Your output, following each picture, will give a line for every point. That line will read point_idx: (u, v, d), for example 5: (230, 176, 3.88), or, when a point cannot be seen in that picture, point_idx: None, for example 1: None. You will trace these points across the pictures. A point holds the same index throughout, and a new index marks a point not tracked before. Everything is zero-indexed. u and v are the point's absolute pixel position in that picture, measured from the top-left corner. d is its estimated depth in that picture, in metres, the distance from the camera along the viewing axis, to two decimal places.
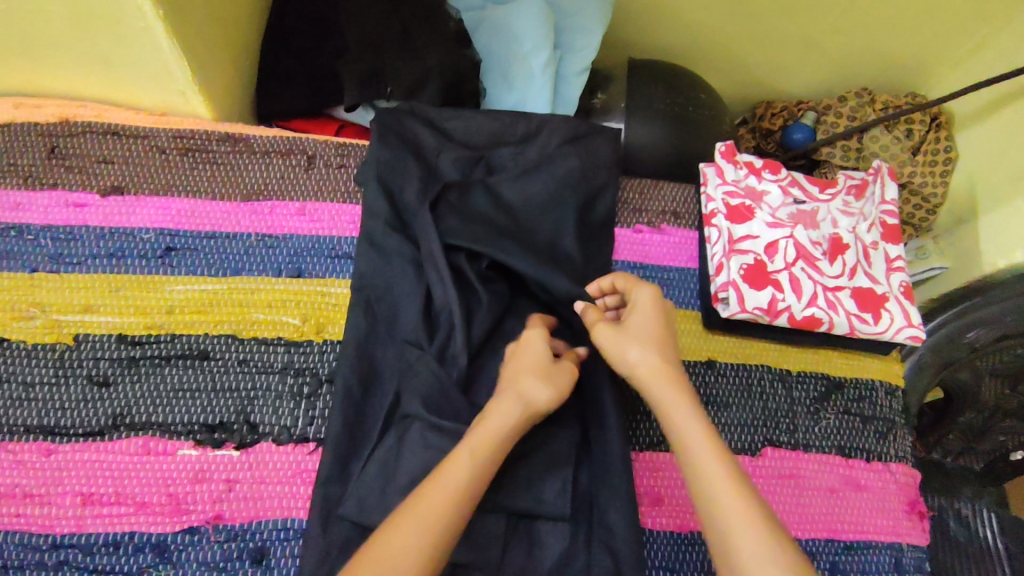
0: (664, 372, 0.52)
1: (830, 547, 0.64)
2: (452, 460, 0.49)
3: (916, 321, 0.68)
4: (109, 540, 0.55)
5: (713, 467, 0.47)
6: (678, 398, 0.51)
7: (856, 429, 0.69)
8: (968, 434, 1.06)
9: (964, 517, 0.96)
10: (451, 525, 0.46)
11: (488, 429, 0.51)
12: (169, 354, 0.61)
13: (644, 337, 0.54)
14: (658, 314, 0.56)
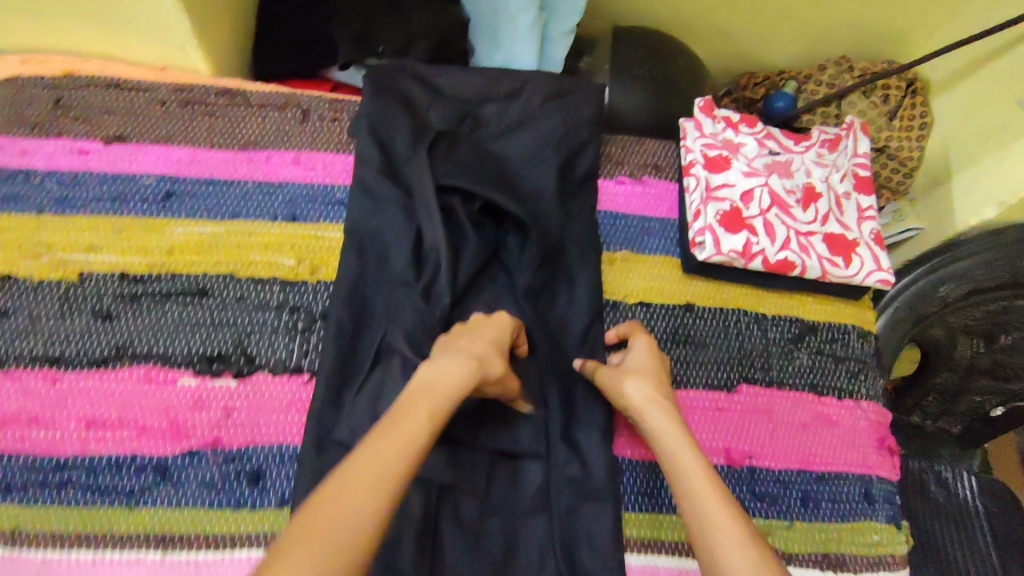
0: (658, 402, 0.56)
1: (802, 478, 0.66)
2: (410, 405, 0.48)
3: (885, 265, 0.71)
4: (112, 460, 0.57)
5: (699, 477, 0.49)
6: (669, 423, 0.54)
7: (829, 369, 0.72)
8: (946, 396, 1.09)
9: (945, 478, 0.99)
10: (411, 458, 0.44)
11: (442, 382, 0.50)
12: (170, 291, 0.63)
13: (640, 372, 0.59)
14: (654, 356, 0.61)
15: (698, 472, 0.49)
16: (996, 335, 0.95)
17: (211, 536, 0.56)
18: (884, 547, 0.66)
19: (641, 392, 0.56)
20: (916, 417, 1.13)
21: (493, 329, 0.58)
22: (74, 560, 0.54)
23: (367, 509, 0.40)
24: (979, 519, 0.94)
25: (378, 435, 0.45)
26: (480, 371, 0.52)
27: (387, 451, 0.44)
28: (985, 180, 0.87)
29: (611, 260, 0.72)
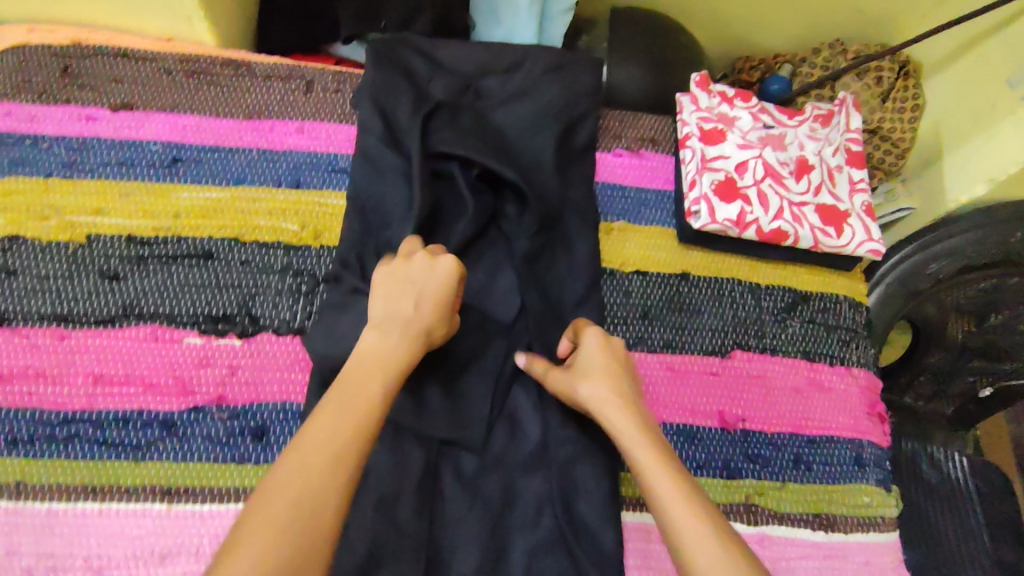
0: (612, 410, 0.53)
1: (794, 440, 0.68)
2: (345, 392, 0.48)
3: (876, 235, 0.73)
4: (119, 415, 0.58)
5: (658, 484, 0.47)
6: (624, 427, 0.52)
7: (821, 337, 0.73)
8: (938, 376, 1.10)
9: (935, 459, 1.01)
10: (351, 439, 0.45)
11: (375, 363, 0.50)
12: (175, 253, 0.64)
13: (590, 371, 0.56)
14: (608, 351, 0.57)
15: (656, 478, 0.48)
16: (988, 314, 0.98)
17: (216, 490, 0.57)
18: (876, 510, 0.67)
19: (593, 401, 0.54)
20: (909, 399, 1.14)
21: (417, 275, 0.56)
22: (80, 512, 0.55)
23: (312, 505, 0.41)
24: (970, 497, 0.98)
25: (314, 428, 0.45)
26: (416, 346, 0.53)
27: (324, 443, 0.44)
28: (976, 157, 0.88)
29: (609, 229, 0.73)
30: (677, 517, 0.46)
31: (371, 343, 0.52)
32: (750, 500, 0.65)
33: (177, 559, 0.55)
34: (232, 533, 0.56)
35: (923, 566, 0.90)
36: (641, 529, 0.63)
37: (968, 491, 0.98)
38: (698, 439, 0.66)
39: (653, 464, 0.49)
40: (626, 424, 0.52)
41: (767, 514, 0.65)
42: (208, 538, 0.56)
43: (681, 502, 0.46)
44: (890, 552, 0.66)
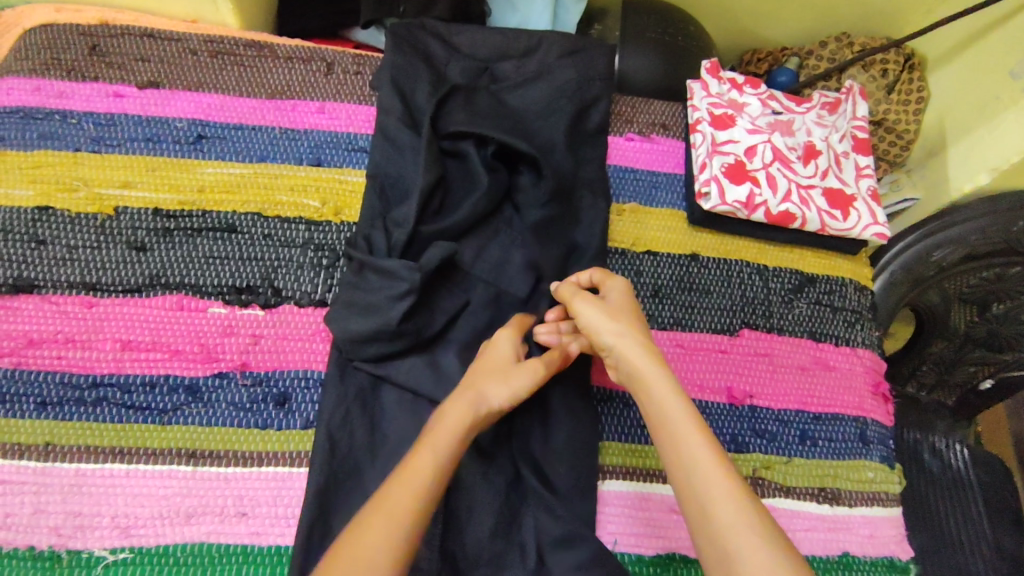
0: (635, 339, 0.57)
1: (800, 417, 0.70)
2: (412, 460, 0.50)
3: (881, 219, 0.75)
4: (146, 380, 0.60)
5: (679, 415, 0.51)
6: (649, 360, 0.55)
7: (826, 317, 0.75)
8: (940, 366, 1.12)
9: (936, 449, 1.03)
10: (415, 507, 0.47)
11: (438, 431, 0.53)
12: (201, 226, 0.66)
13: (621, 313, 0.60)
14: (630, 300, 0.62)
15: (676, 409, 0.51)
16: (990, 303, 0.99)
17: (239, 453, 0.59)
18: (879, 485, 0.68)
19: (620, 334, 0.57)
20: (912, 388, 1.16)
21: (493, 349, 0.60)
22: (107, 472, 0.57)
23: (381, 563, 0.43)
24: (973, 488, 0.99)
25: (385, 494, 0.48)
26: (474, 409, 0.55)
27: (390, 508, 0.46)
28: (976, 147, 0.90)
29: (620, 211, 0.75)
30: (695, 445, 0.49)
31: (444, 412, 0.55)
32: (758, 474, 0.66)
33: (201, 518, 0.56)
34: (254, 495, 0.58)
35: (925, 549, 0.92)
36: (624, 497, 0.64)
37: (970, 483, 1.00)
38: (706, 414, 0.68)
39: (673, 395, 0.53)
40: (653, 358, 0.56)
41: (773, 487, 0.66)
42: (232, 499, 0.57)
43: (699, 433, 0.50)
44: (894, 527, 0.67)
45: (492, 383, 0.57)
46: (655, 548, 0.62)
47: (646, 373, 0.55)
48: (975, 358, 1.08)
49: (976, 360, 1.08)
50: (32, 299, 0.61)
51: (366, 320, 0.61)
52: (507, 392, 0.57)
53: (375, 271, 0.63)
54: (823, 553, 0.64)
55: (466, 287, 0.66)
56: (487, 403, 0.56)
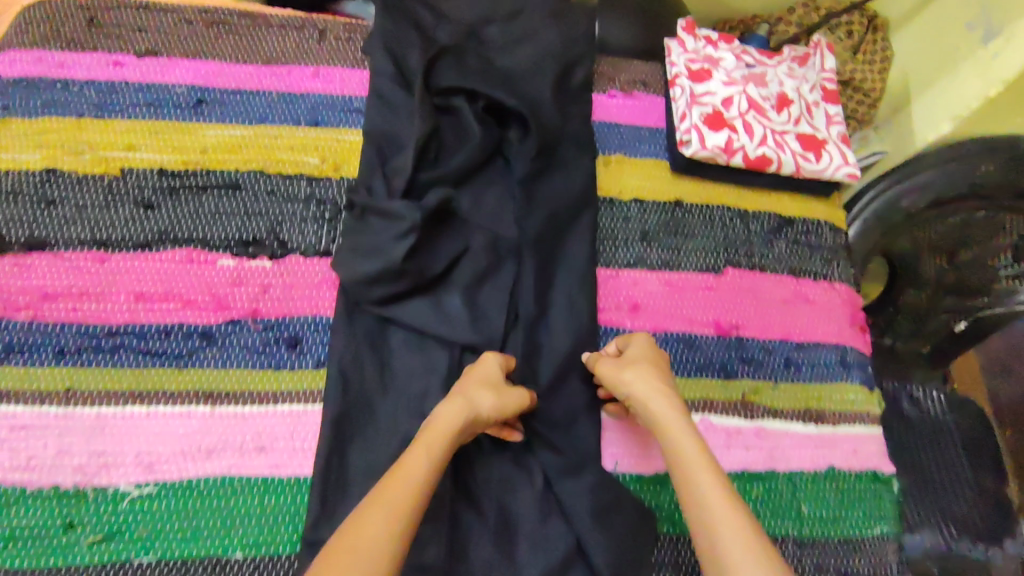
0: (661, 391, 0.59)
1: (784, 346, 0.74)
2: (408, 456, 0.53)
3: (851, 160, 0.80)
4: (161, 328, 0.62)
5: (700, 467, 0.53)
6: (670, 411, 0.58)
7: (805, 255, 0.79)
8: (913, 316, 1.13)
9: (915, 396, 1.09)
10: (409, 504, 0.49)
11: (438, 429, 0.55)
12: (205, 184, 0.68)
13: (645, 365, 0.62)
14: (655, 354, 0.64)
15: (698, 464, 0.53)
16: (959, 250, 1.04)
17: (255, 393, 0.61)
18: (860, 406, 0.73)
19: (642, 384, 0.60)
20: (889, 339, 1.18)
21: (484, 364, 0.62)
22: (129, 414, 0.59)
23: (379, 558, 0.45)
24: (950, 431, 1.06)
25: (384, 490, 0.50)
26: (464, 418, 0.56)
27: (393, 499, 0.49)
28: (940, 99, 0.96)
29: (606, 162, 0.79)
30: (712, 497, 0.51)
31: (439, 414, 0.57)
32: (746, 398, 0.71)
33: (222, 454, 0.59)
34: (272, 431, 0.60)
35: (911, 496, 1.00)
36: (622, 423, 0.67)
37: (947, 426, 1.06)
38: (696, 345, 0.72)
39: (694, 448, 0.55)
40: (676, 411, 0.58)
41: (762, 410, 0.70)
42: (250, 435, 0.60)
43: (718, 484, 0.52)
44: (875, 444, 0.72)
45: (486, 393, 0.58)
46: (653, 468, 0.65)
47: (669, 423, 0.57)
48: (946, 306, 1.09)
49: (947, 309, 1.09)
50: (45, 255, 0.63)
51: (372, 263, 0.64)
52: (497, 404, 0.58)
53: (378, 220, 0.66)
54: (811, 468, 0.69)
55: (465, 234, 0.69)
56: (476, 410, 0.57)
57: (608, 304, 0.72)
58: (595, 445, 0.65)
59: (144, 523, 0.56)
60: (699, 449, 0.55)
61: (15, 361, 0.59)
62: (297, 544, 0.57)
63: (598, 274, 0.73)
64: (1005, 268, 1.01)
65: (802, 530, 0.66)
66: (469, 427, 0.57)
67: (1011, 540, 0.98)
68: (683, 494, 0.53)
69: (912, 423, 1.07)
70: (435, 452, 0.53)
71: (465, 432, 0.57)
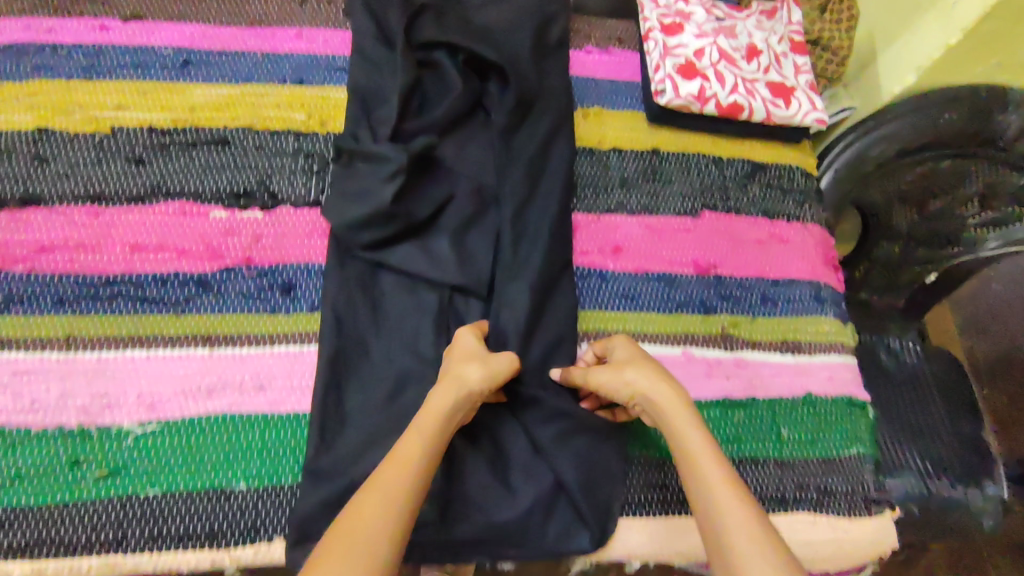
0: (663, 388, 0.58)
1: (760, 283, 0.77)
2: (403, 442, 0.54)
3: (819, 107, 0.83)
4: (157, 276, 0.64)
5: (711, 471, 0.53)
6: (676, 408, 0.57)
7: (777, 198, 0.82)
8: (888, 269, 1.16)
9: (893, 349, 1.11)
10: (405, 490, 0.51)
11: (430, 410, 0.56)
12: (195, 140, 0.70)
13: (640, 364, 0.61)
14: (642, 351, 0.63)
15: (707, 464, 0.53)
16: (929, 201, 1.06)
17: (253, 335, 0.63)
18: (835, 337, 0.76)
19: (642, 388, 0.59)
20: (863, 295, 1.21)
21: (463, 340, 0.62)
22: (129, 358, 0.61)
23: (375, 547, 0.47)
24: (927, 384, 1.07)
25: (379, 478, 0.52)
26: (456, 397, 0.56)
27: (387, 488, 0.50)
28: (904, 52, 0.99)
29: (585, 114, 0.82)
30: (723, 498, 0.51)
31: (431, 397, 0.57)
32: (726, 331, 0.74)
33: (222, 392, 0.61)
34: (270, 370, 0.62)
35: (888, 441, 1.00)
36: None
37: (925, 379, 1.08)
38: (676, 283, 0.75)
39: (701, 444, 0.55)
40: (682, 409, 0.57)
41: (741, 342, 0.74)
42: (249, 374, 0.62)
43: (730, 489, 0.52)
44: (850, 372, 0.75)
45: (471, 364, 0.58)
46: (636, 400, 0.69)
47: (676, 422, 0.57)
48: (919, 259, 1.11)
49: (919, 261, 1.11)
50: (40, 211, 0.65)
51: (362, 207, 0.66)
52: (486, 373, 0.58)
53: (366, 169, 0.68)
54: (789, 394, 0.72)
55: (450, 181, 0.71)
56: (467, 384, 0.57)
57: (591, 247, 0.75)
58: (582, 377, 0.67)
59: (149, 459, 0.58)
60: (706, 445, 0.55)
61: (14, 310, 0.61)
62: (298, 475, 0.59)
63: (580, 219, 0.75)
64: (972, 217, 1.03)
65: (783, 451, 0.69)
66: (466, 401, 0.57)
67: (990, 481, 0.99)
68: (694, 497, 0.53)
69: (889, 373, 1.08)
70: (428, 435, 0.54)
71: (463, 404, 0.57)
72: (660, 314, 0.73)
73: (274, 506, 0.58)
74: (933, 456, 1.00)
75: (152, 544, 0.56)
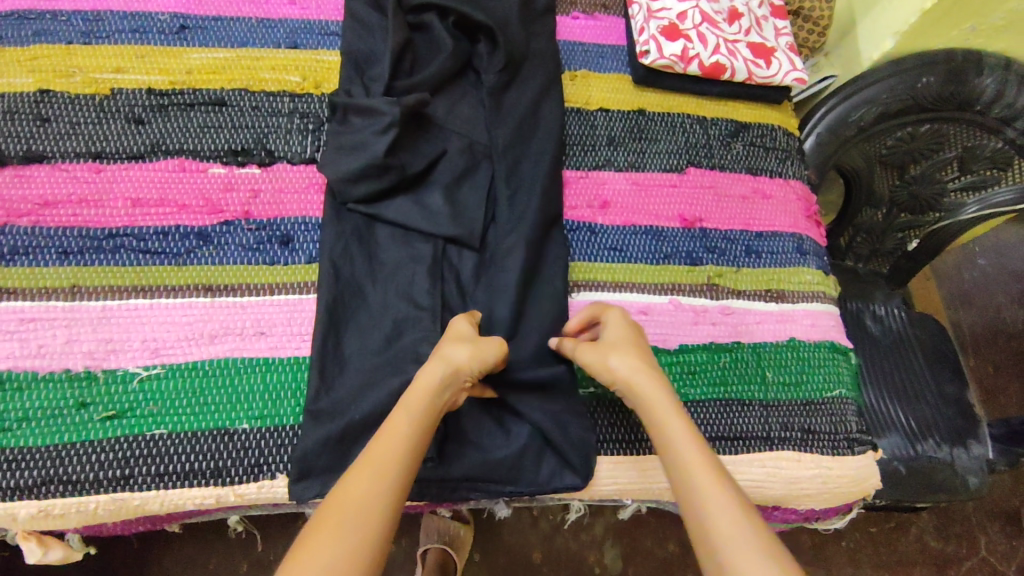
0: (642, 370, 0.58)
1: (744, 236, 0.79)
2: (392, 419, 0.53)
3: (800, 66, 0.85)
4: (159, 230, 0.66)
5: (691, 453, 0.52)
6: (655, 390, 0.56)
7: (761, 155, 0.85)
8: (871, 236, 1.14)
9: (879, 315, 1.06)
10: (398, 465, 0.50)
11: (418, 389, 0.55)
12: (193, 101, 0.72)
13: (623, 345, 0.60)
14: (632, 330, 0.63)
15: (685, 445, 0.53)
16: (909, 165, 1.04)
17: (252, 285, 0.65)
18: (817, 286, 0.78)
19: (624, 372, 0.58)
20: (849, 262, 1.17)
21: (454, 325, 0.61)
22: (132, 306, 0.63)
23: (369, 519, 0.47)
24: (915, 347, 1.03)
25: (370, 455, 0.51)
26: (446, 379, 0.56)
27: (380, 464, 0.49)
28: (881, 18, 0.99)
29: (572, 76, 0.84)
30: (702, 478, 0.50)
31: (418, 377, 0.56)
32: (711, 281, 0.76)
33: (224, 339, 0.63)
34: (270, 317, 0.64)
35: (875, 406, 0.98)
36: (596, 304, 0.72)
37: (911, 342, 1.04)
38: (663, 236, 0.77)
39: (680, 425, 0.54)
40: (661, 392, 0.56)
41: (726, 291, 0.76)
42: (249, 322, 0.64)
43: (709, 471, 0.51)
44: (833, 320, 0.77)
45: (460, 346, 0.57)
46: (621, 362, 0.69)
47: (654, 402, 0.56)
48: (902, 223, 1.10)
49: (902, 226, 1.10)
50: (44, 167, 0.67)
51: (357, 159, 0.68)
52: (474, 354, 0.57)
53: (360, 125, 0.70)
54: (773, 339, 0.74)
55: (442, 138, 0.73)
56: (455, 366, 0.56)
57: (580, 202, 0.77)
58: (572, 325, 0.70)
59: (153, 401, 0.60)
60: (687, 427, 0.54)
61: (20, 261, 0.63)
62: (298, 416, 0.61)
63: (568, 175, 0.77)
64: (953, 181, 1.04)
65: (767, 394, 0.72)
66: (454, 381, 0.57)
67: (975, 441, 0.95)
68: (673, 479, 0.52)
69: (876, 340, 1.04)
70: (418, 413, 0.53)
71: (452, 385, 0.57)
72: (647, 265, 0.75)
73: (275, 445, 0.60)
74: (922, 419, 0.97)
75: (158, 482, 0.58)
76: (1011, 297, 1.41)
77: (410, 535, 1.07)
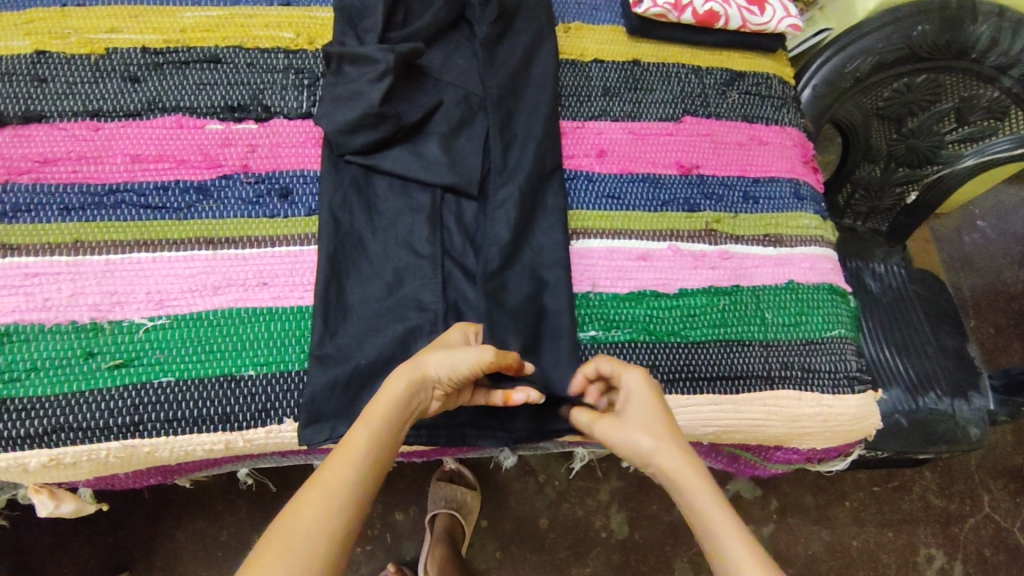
0: (668, 446, 0.51)
1: (741, 182, 0.80)
2: (350, 436, 0.50)
3: (793, 13, 0.83)
4: (158, 186, 0.67)
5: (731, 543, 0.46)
6: (685, 470, 0.50)
7: (757, 104, 0.84)
8: (869, 192, 1.09)
9: (879, 274, 1.06)
10: (351, 494, 0.47)
11: (379, 404, 0.52)
12: (188, 59, 0.72)
13: (645, 418, 0.53)
14: (651, 392, 0.55)
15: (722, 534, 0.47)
16: (905, 119, 1.00)
17: (253, 237, 0.66)
18: (815, 230, 0.78)
19: (653, 449, 0.51)
20: (848, 220, 1.13)
21: (449, 334, 0.59)
22: (136, 260, 0.63)
23: (313, 552, 0.44)
24: (916, 301, 1.03)
25: (324, 473, 0.48)
26: (412, 381, 0.53)
27: (331, 489, 0.47)
28: None
29: (566, 29, 0.83)
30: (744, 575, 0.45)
31: (382, 389, 0.53)
32: (709, 227, 0.76)
33: (227, 290, 0.63)
34: (273, 269, 0.65)
35: (877, 363, 0.97)
36: (596, 251, 0.73)
37: (913, 298, 1.04)
38: (660, 184, 0.78)
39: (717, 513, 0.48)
40: (702, 483, 0.49)
41: (724, 236, 0.76)
42: (251, 273, 0.64)
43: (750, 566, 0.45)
44: (831, 262, 0.78)
45: (433, 351, 0.55)
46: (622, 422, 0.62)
47: (687, 483, 0.49)
48: (900, 178, 1.06)
49: (902, 180, 1.06)
50: (42, 126, 0.67)
51: (353, 109, 0.68)
52: (445, 359, 0.54)
53: (353, 76, 0.70)
54: (772, 282, 0.75)
55: (437, 90, 0.73)
56: (421, 367, 0.54)
57: (577, 151, 0.77)
58: (565, 287, 0.68)
59: (159, 350, 0.61)
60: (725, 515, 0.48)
61: (23, 218, 0.64)
62: (303, 363, 0.62)
63: (564, 127, 0.77)
64: (950, 133, 1.00)
65: (768, 334, 0.72)
66: (418, 391, 0.54)
67: (976, 393, 0.95)
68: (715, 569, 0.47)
69: (878, 298, 1.03)
70: (381, 429, 0.51)
71: (417, 395, 0.54)
72: (645, 213, 0.76)
73: (282, 391, 0.61)
74: (923, 371, 0.97)
75: (167, 428, 0.59)
76: (1010, 259, 1.41)
77: (417, 503, 1.08)
